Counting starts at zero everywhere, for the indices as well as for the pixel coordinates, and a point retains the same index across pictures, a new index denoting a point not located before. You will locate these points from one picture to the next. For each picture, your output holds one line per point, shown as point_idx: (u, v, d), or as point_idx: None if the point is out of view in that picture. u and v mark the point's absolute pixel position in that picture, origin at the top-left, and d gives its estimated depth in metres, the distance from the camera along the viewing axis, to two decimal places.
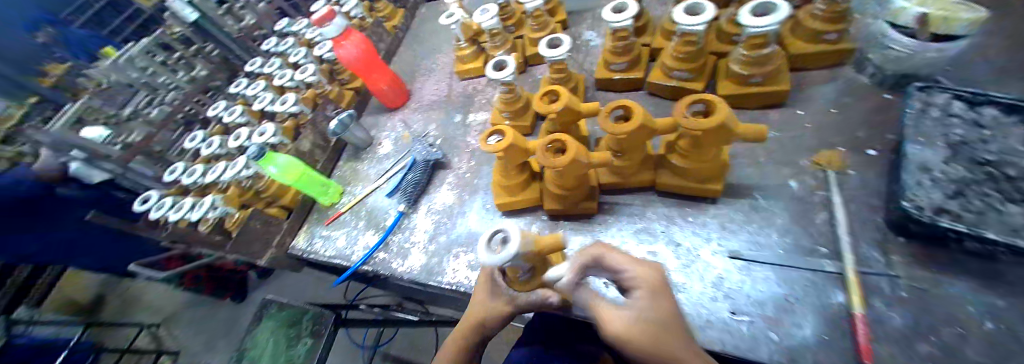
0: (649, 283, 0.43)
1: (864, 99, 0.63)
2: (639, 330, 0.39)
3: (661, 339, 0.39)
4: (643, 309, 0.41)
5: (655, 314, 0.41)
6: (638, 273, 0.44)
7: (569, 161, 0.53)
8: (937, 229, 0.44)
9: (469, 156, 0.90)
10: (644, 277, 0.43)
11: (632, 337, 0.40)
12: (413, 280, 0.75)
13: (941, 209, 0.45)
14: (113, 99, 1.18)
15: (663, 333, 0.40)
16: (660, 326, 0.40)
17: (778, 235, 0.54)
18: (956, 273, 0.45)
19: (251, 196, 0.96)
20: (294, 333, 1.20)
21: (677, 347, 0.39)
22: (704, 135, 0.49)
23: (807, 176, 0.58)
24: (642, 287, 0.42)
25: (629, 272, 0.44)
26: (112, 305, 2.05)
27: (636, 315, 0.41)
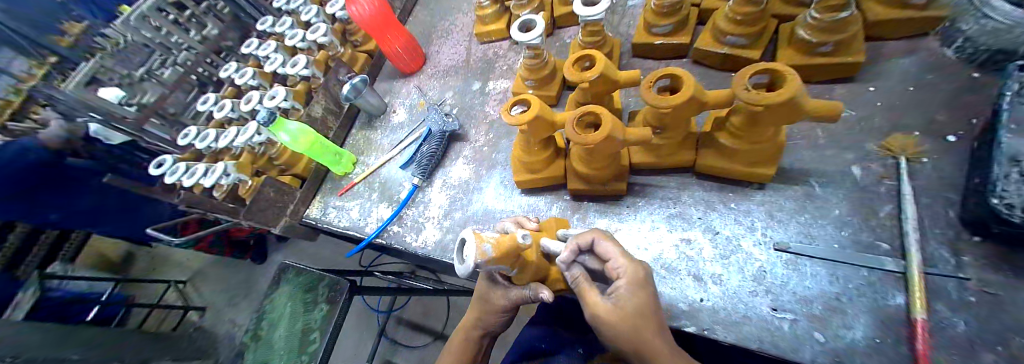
0: (633, 278, 0.42)
1: (946, 77, 0.54)
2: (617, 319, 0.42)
3: (636, 326, 0.41)
4: (622, 299, 0.42)
5: (633, 305, 0.42)
6: (624, 267, 0.42)
7: (603, 138, 0.48)
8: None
9: (488, 127, 0.85)
10: (628, 272, 0.42)
11: (610, 322, 0.42)
12: (427, 256, 0.73)
13: None
14: (129, 59, 1.14)
15: (640, 321, 0.42)
16: (636, 315, 0.41)
17: (833, 227, 0.48)
18: None
19: (263, 163, 0.94)
20: (310, 298, 1.23)
21: (652, 334, 0.41)
22: (764, 112, 0.43)
23: (872, 163, 0.51)
24: (623, 278, 0.42)
25: (614, 264, 0.43)
26: (139, 263, 2.14)
27: (615, 303, 0.42)
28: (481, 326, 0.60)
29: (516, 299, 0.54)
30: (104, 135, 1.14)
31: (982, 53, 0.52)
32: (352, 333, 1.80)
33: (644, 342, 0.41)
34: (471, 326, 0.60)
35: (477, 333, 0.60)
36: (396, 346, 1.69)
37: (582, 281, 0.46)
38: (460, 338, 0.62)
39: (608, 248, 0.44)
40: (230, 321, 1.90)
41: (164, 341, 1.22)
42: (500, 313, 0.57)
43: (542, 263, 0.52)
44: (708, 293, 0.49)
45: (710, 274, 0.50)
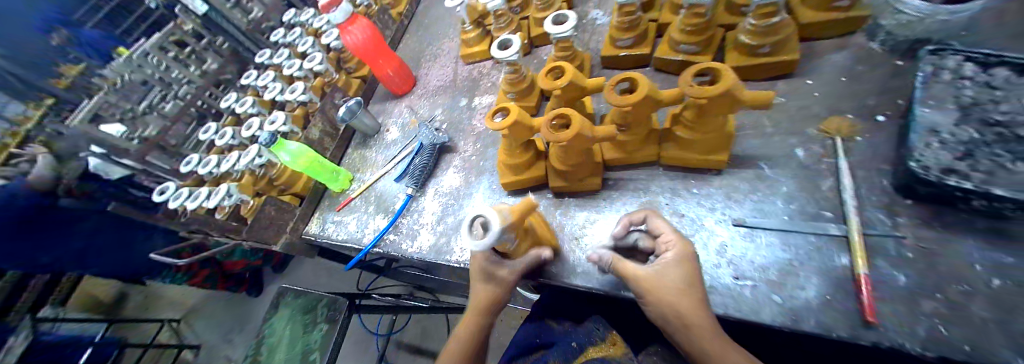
0: (682, 250, 0.47)
1: (874, 67, 0.62)
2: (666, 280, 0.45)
3: (679, 295, 0.44)
4: (670, 266, 0.46)
5: (680, 274, 0.45)
6: (675, 241, 0.48)
7: (574, 135, 0.54)
8: (945, 189, 0.43)
9: (475, 138, 0.91)
10: (678, 245, 0.47)
11: (651, 287, 0.46)
12: (422, 260, 0.77)
13: (950, 169, 0.44)
14: (129, 96, 1.23)
15: (683, 290, 0.45)
16: (680, 284, 0.45)
17: (783, 202, 0.54)
18: (964, 233, 0.44)
19: (264, 184, 0.99)
20: (310, 319, 1.24)
21: (693, 303, 0.44)
22: (708, 104, 0.50)
23: (814, 144, 0.57)
24: (672, 251, 0.47)
25: (666, 238, 0.49)
26: (134, 302, 2.13)
27: (660, 271, 0.46)
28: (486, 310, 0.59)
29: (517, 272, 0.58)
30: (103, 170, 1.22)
31: (904, 43, 0.60)
32: (351, 359, 1.78)
33: (685, 311, 0.43)
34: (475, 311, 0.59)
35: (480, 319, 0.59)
36: None
37: (617, 259, 0.50)
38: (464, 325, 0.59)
39: (660, 223, 0.50)
40: (227, 356, 1.87)
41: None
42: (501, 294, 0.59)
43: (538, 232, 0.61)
44: None
45: None
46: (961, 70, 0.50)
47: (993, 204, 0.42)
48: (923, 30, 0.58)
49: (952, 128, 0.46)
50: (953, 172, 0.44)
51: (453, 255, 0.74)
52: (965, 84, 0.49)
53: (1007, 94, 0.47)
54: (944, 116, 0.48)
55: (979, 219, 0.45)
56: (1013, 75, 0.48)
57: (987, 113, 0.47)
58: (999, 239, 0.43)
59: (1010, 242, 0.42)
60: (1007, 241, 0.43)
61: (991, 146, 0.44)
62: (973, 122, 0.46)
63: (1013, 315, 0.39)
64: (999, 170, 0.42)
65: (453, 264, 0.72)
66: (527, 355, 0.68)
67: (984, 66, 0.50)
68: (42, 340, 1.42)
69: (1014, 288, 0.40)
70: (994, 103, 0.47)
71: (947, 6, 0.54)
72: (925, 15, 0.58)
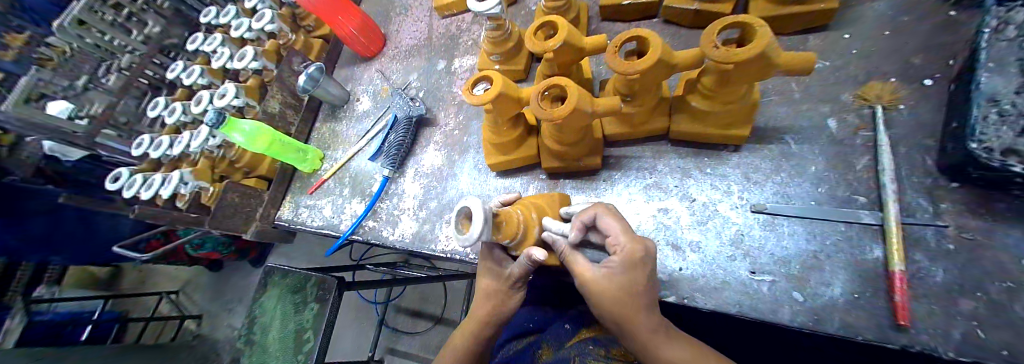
0: (629, 256, 0.41)
1: (924, 16, 0.52)
2: (603, 289, 0.42)
3: (620, 301, 0.42)
4: (613, 273, 0.42)
5: (623, 282, 0.41)
6: (624, 247, 0.42)
7: (570, 112, 0.45)
8: (1005, 174, 0.37)
9: (457, 108, 0.80)
10: (626, 250, 0.41)
11: (597, 293, 0.43)
12: (405, 249, 0.71)
13: (1011, 149, 0.36)
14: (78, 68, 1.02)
15: (625, 298, 0.42)
16: (622, 292, 0.41)
17: (809, 185, 0.47)
18: (1018, 222, 0.39)
19: (225, 166, 0.89)
20: (300, 298, 1.20)
21: (635, 310, 0.41)
22: (736, 69, 0.40)
23: (848, 114, 0.49)
24: (619, 255, 0.42)
25: (614, 241, 0.43)
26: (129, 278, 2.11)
27: (606, 275, 0.43)
28: (493, 321, 0.55)
29: (518, 271, 0.51)
30: (59, 152, 0.98)
31: None
32: (351, 327, 1.81)
33: (627, 318, 0.42)
34: (481, 326, 0.56)
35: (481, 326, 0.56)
36: (398, 334, 1.72)
37: (569, 250, 0.47)
38: (463, 350, 0.57)
39: (609, 223, 0.43)
40: (227, 327, 1.89)
41: (166, 350, 1.48)
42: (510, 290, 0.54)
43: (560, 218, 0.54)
44: (687, 261, 0.48)
45: (688, 242, 0.49)
46: None
47: None
48: None
49: (1015, 97, 0.37)
50: (1014, 153, 0.36)
51: (438, 243, 0.67)
52: None
53: None
54: (1003, 81, 0.38)
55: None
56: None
57: None
58: None
59: None
60: None
61: None
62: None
63: None
64: None
65: (438, 254, 0.66)
66: (521, 339, 0.66)
67: None
68: (37, 320, 1.38)
69: None
70: None
71: None
72: None
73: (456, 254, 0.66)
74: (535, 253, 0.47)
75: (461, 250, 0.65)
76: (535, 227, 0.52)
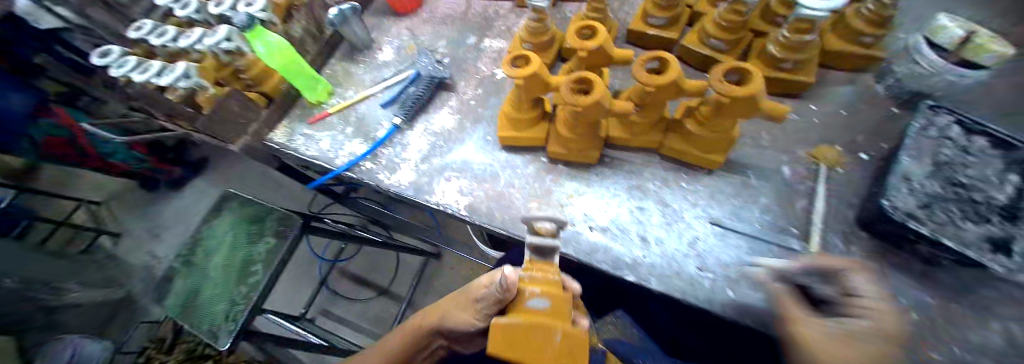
0: (886, 318, 0.34)
1: (871, 108, 0.67)
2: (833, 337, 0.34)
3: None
4: (854, 333, 0.34)
5: (871, 348, 0.32)
6: (876, 306, 0.35)
7: (592, 103, 0.52)
8: (903, 230, 0.49)
9: (477, 82, 0.86)
10: (880, 311, 0.34)
11: (826, 353, 0.33)
12: (399, 195, 0.72)
13: (911, 214, 0.50)
14: None
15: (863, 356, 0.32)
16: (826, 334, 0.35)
17: (759, 212, 0.58)
18: (900, 271, 0.52)
19: (229, 74, 0.89)
20: (255, 230, 1.15)
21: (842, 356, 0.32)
22: (728, 104, 0.50)
23: (800, 165, 0.62)
24: (868, 315, 0.35)
25: (860, 297, 0.36)
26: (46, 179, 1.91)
27: (843, 337, 0.34)
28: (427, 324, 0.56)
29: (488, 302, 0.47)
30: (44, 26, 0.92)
31: (905, 92, 0.65)
32: (288, 279, 1.72)
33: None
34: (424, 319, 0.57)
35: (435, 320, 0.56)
36: (336, 296, 1.68)
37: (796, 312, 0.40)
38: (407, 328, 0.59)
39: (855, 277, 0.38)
40: (150, 253, 1.77)
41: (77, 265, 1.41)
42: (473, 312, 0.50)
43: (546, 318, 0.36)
44: (649, 251, 0.57)
45: (655, 236, 0.59)
46: (947, 131, 0.57)
47: (935, 252, 0.49)
48: (926, 84, 0.61)
49: (921, 180, 0.53)
50: (913, 217, 0.49)
51: (434, 196, 0.70)
52: (946, 144, 0.56)
53: (977, 160, 0.54)
54: (919, 167, 0.54)
55: (913, 261, 0.53)
56: (988, 145, 0.55)
57: (955, 174, 0.54)
58: (923, 279, 0.51)
59: (930, 283, 0.51)
60: (929, 282, 0.51)
61: (948, 202, 0.51)
62: (941, 179, 0.53)
63: (920, 343, 0.47)
64: (951, 225, 0.49)
65: (432, 205, 0.69)
66: None
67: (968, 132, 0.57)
68: None
69: (923, 321, 0.49)
70: (965, 167, 0.54)
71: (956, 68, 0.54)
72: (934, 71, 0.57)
73: (448, 208, 0.68)
74: (506, 266, 0.44)
75: (454, 205, 0.68)
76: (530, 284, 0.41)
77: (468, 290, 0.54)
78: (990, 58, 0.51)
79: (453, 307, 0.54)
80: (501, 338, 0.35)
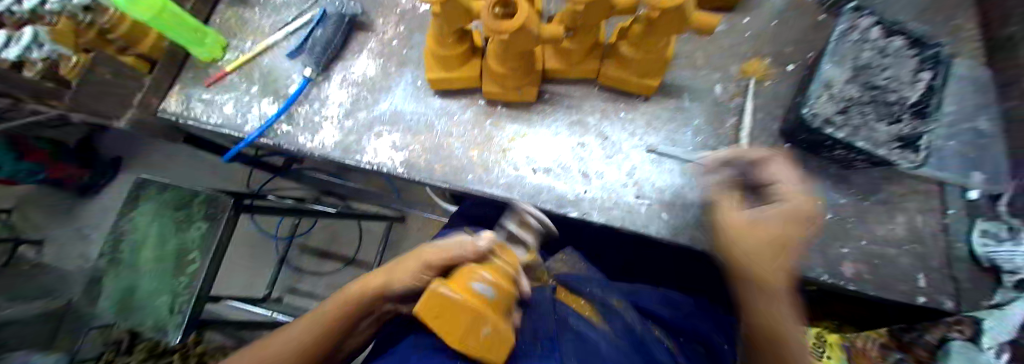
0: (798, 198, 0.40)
1: (803, 16, 0.65)
2: (758, 231, 0.41)
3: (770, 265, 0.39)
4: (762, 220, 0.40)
5: (777, 234, 0.39)
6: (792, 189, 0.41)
7: (516, 29, 0.46)
8: (820, 137, 0.52)
9: (397, 19, 0.76)
10: (793, 191, 0.41)
11: (747, 242, 0.41)
12: (326, 158, 0.65)
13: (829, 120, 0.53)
14: None
15: (774, 250, 0.40)
16: (770, 244, 0.40)
17: (692, 134, 0.58)
18: (820, 177, 0.55)
19: (95, 38, 0.73)
20: (183, 216, 1.01)
21: (774, 265, 0.39)
22: (659, 19, 0.46)
23: (731, 83, 0.61)
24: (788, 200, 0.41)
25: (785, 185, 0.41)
26: None
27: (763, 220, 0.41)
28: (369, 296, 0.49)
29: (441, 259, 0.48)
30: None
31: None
32: (246, 261, 1.63)
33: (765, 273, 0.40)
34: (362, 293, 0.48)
35: (381, 287, 0.49)
36: (301, 273, 1.63)
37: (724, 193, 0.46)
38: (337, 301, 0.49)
39: (777, 164, 0.43)
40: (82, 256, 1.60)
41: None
42: (426, 270, 0.48)
43: (476, 315, 0.37)
44: (591, 186, 0.57)
45: (594, 170, 0.58)
46: (867, 34, 0.58)
47: (850, 155, 0.52)
48: None
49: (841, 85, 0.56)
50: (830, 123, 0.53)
51: (365, 155, 0.64)
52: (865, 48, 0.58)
53: (891, 61, 0.56)
54: (839, 72, 0.56)
55: (830, 166, 0.56)
56: (902, 45, 0.57)
57: (874, 77, 0.55)
58: (840, 182, 0.55)
59: (845, 185, 0.54)
60: (844, 184, 0.54)
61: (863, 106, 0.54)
62: (858, 84, 0.55)
63: (832, 239, 0.52)
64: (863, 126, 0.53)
65: (364, 165, 0.63)
66: None
67: (887, 32, 0.58)
68: None
69: (837, 219, 0.53)
70: (882, 68, 0.56)
71: None
72: None
73: (383, 167, 0.63)
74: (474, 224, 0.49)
75: (389, 163, 0.63)
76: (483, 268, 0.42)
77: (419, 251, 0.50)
78: None
79: (397, 271, 0.50)
80: (432, 305, 0.37)
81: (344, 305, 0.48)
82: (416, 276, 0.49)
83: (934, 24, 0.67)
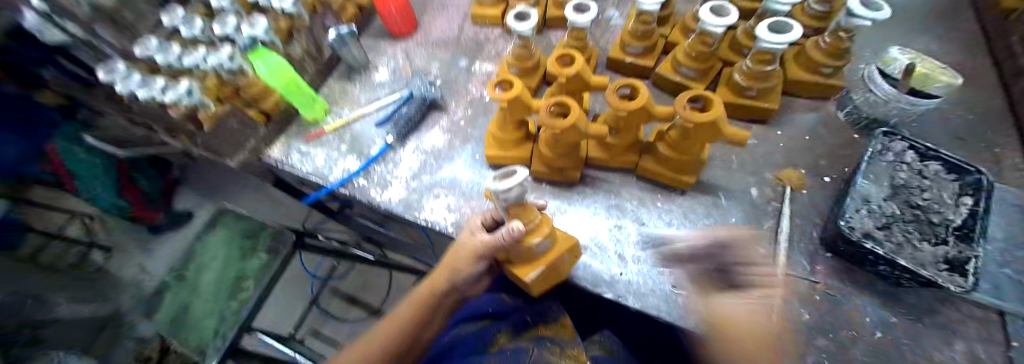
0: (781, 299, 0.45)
1: (835, 134, 0.71)
2: (746, 317, 0.42)
3: (760, 349, 0.40)
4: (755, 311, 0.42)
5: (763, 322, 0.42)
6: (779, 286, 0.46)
7: (570, 126, 0.55)
8: (862, 251, 0.52)
9: (467, 103, 0.91)
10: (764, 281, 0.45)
11: (735, 323, 0.42)
12: (389, 211, 0.74)
13: (869, 233, 0.55)
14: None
15: (758, 335, 0.41)
16: (750, 323, 0.42)
17: (728, 231, 0.62)
18: (867, 292, 0.54)
19: (227, 94, 0.87)
20: (249, 245, 1.13)
21: (764, 345, 0.41)
22: (694, 129, 0.53)
23: (766, 187, 0.66)
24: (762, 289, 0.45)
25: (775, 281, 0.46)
26: None
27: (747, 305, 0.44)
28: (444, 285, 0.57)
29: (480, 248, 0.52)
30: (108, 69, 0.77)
31: (863, 119, 0.70)
32: (280, 296, 1.71)
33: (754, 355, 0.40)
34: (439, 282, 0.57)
35: (448, 281, 0.56)
36: (325, 316, 1.66)
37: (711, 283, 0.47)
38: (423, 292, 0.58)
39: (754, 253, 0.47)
40: None
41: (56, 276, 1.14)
42: (474, 259, 0.53)
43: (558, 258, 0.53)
44: (627, 269, 0.59)
45: (631, 254, 0.61)
46: (903, 156, 0.62)
47: (895, 272, 0.51)
48: (882, 111, 0.67)
49: (880, 201, 0.58)
50: (871, 237, 0.54)
51: (423, 212, 0.72)
52: (902, 168, 0.61)
53: (932, 183, 0.59)
54: (876, 189, 0.59)
55: (877, 281, 0.55)
56: (942, 169, 0.59)
57: (912, 197, 0.58)
58: (890, 299, 0.54)
59: (896, 303, 0.53)
60: (895, 302, 0.53)
61: (907, 224, 0.56)
62: (898, 202, 0.58)
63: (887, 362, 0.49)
64: (908, 245, 0.53)
65: (421, 222, 0.71)
66: (476, 321, 0.68)
67: (922, 156, 0.61)
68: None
69: (889, 340, 0.51)
70: (921, 190, 0.59)
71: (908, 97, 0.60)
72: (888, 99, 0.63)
73: (436, 225, 0.71)
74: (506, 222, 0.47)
75: (442, 222, 0.71)
76: (533, 236, 0.50)
77: (463, 245, 0.55)
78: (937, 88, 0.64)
79: (450, 267, 0.55)
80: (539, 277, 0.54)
81: (425, 298, 0.57)
82: (469, 266, 0.54)
83: (976, 151, 0.70)
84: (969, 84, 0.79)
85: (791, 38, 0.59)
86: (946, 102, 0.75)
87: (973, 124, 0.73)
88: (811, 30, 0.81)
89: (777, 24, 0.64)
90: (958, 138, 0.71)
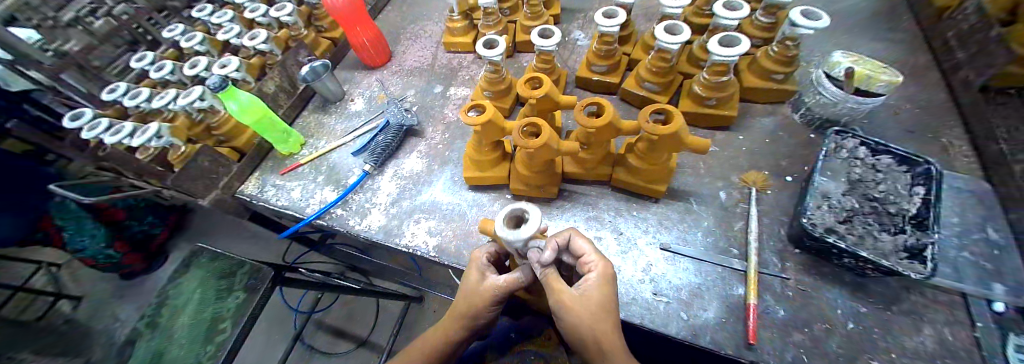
0: (605, 273, 0.44)
1: (793, 135, 0.76)
2: (581, 305, 0.43)
3: (599, 320, 0.43)
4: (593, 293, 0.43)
5: (601, 296, 0.44)
6: (597, 263, 0.45)
7: (541, 144, 0.57)
8: (826, 245, 0.54)
9: (444, 127, 0.92)
10: (598, 266, 0.45)
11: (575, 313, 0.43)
12: (368, 239, 0.74)
13: (831, 229, 0.57)
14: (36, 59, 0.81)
15: (600, 316, 0.43)
16: (599, 310, 0.43)
17: (702, 235, 0.64)
18: (836, 284, 0.56)
19: (200, 132, 0.88)
20: (225, 285, 1.05)
21: (610, 330, 0.43)
22: (658, 140, 0.56)
23: (734, 190, 0.69)
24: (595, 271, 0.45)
25: (589, 259, 0.45)
26: None
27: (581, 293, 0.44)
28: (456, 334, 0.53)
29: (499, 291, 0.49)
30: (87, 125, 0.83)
31: (817, 120, 0.75)
32: (261, 335, 1.63)
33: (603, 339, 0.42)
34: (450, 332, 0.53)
35: (460, 327, 0.53)
36: (311, 352, 1.59)
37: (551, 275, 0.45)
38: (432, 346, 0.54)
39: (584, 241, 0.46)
40: None
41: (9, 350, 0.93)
42: (488, 304, 0.50)
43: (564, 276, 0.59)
44: None
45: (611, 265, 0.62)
46: (855, 151, 0.66)
47: (860, 264, 0.53)
48: (832, 112, 0.72)
49: (839, 196, 0.61)
50: (834, 231, 0.57)
51: (403, 238, 0.72)
52: (857, 164, 0.65)
53: (885, 176, 0.62)
54: (834, 185, 0.62)
55: (844, 273, 0.57)
56: (892, 162, 0.63)
57: (869, 190, 0.61)
58: (858, 289, 0.56)
59: (864, 293, 0.55)
60: (863, 292, 0.55)
61: (866, 216, 0.58)
62: (858, 195, 0.61)
63: (859, 352, 0.51)
64: (869, 236, 0.56)
65: (401, 248, 0.70)
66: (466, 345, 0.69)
67: (873, 150, 0.65)
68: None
69: (861, 329, 0.52)
70: (875, 182, 0.62)
71: (855, 97, 0.65)
72: (837, 100, 0.68)
73: (417, 250, 0.70)
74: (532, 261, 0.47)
75: (423, 247, 0.70)
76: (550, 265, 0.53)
77: (469, 291, 0.51)
78: (882, 87, 0.68)
79: (461, 314, 0.52)
80: None
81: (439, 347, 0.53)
82: (481, 310, 0.51)
83: (923, 142, 0.74)
84: (912, 81, 0.85)
85: (739, 51, 0.63)
86: (892, 99, 0.81)
87: (917, 117, 0.78)
88: (761, 41, 0.87)
89: (727, 39, 0.69)
90: (906, 131, 0.76)
